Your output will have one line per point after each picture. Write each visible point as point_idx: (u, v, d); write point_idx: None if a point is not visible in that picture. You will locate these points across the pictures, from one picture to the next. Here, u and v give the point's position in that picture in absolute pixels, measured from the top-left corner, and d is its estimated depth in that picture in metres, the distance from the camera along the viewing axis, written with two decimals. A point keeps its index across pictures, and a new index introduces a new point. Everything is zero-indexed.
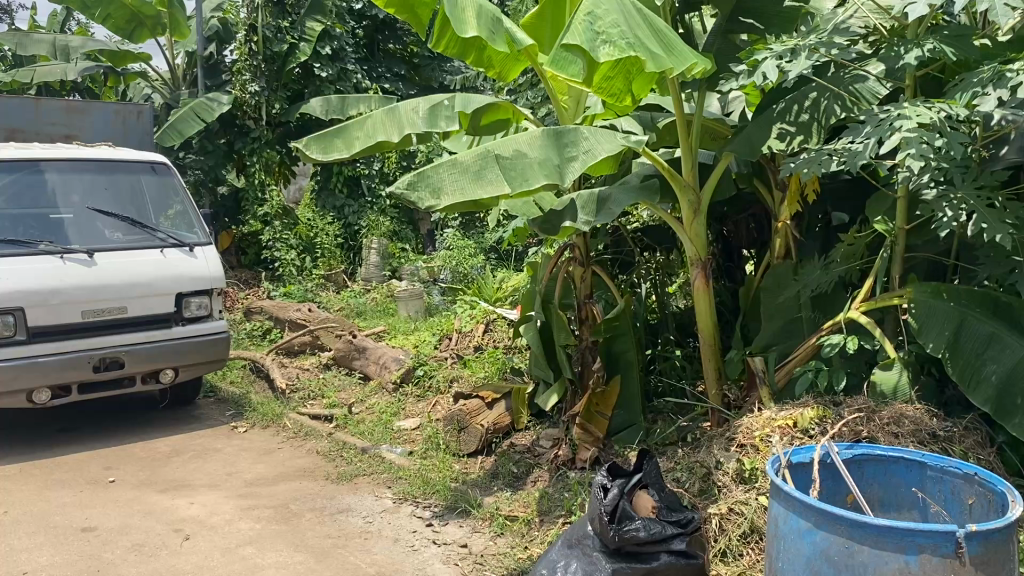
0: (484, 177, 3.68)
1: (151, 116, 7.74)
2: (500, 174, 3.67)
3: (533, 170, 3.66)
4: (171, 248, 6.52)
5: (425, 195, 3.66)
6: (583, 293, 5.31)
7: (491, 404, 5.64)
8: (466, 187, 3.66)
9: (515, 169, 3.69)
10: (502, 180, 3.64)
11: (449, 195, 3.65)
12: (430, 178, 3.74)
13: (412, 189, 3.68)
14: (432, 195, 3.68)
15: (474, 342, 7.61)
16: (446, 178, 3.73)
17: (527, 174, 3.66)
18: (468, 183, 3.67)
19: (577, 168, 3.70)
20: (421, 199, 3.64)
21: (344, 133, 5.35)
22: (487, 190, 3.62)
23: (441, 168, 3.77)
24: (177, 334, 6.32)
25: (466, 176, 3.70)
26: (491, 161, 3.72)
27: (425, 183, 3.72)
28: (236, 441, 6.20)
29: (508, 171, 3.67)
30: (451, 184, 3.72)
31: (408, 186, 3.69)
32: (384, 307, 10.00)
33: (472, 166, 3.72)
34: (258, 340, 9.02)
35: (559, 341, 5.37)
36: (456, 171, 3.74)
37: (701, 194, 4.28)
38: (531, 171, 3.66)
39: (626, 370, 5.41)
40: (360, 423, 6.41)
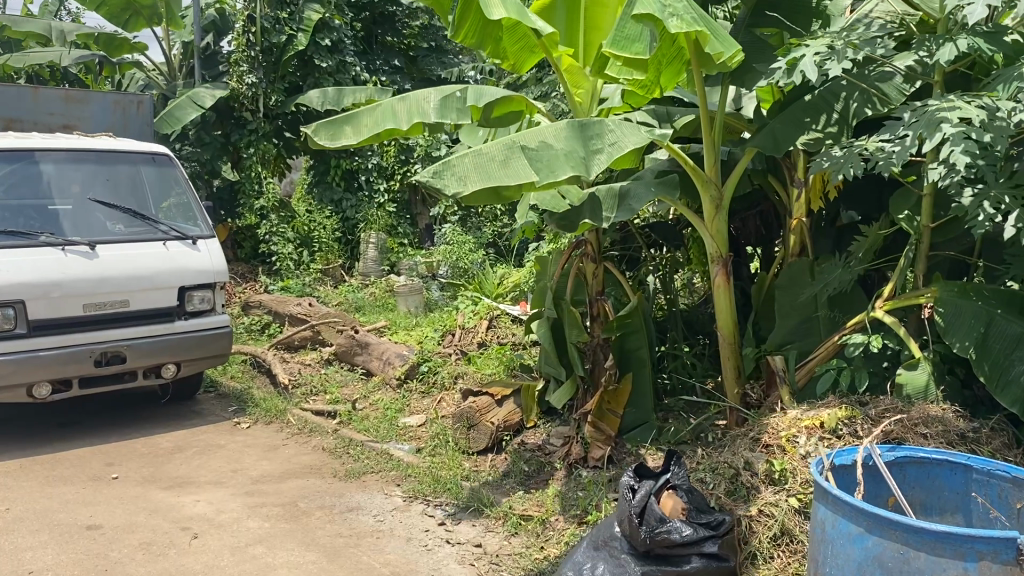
0: (510, 166, 3.67)
1: (150, 106, 7.61)
2: (526, 164, 3.66)
3: (560, 160, 3.66)
4: (174, 241, 6.41)
5: (451, 182, 3.64)
6: (595, 289, 5.23)
7: (500, 402, 5.58)
8: (492, 173, 3.66)
9: (541, 159, 3.68)
10: (529, 169, 3.63)
11: (475, 182, 3.63)
12: (455, 166, 3.72)
13: (438, 177, 3.65)
14: (458, 183, 3.66)
15: (478, 338, 7.53)
16: (471, 166, 3.71)
17: (554, 164, 3.65)
18: (494, 171, 3.66)
19: (604, 160, 3.71)
20: (447, 185, 3.62)
21: (354, 121, 5.31)
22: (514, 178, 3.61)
23: (466, 157, 3.76)
24: (180, 329, 6.21)
25: (492, 164, 3.69)
26: (517, 151, 3.72)
27: (451, 170, 3.69)
28: (240, 437, 6.10)
29: (534, 160, 3.67)
30: (476, 173, 3.69)
31: (434, 173, 3.67)
32: (383, 302, 9.92)
33: (498, 155, 3.72)
34: (257, 334, 8.93)
35: (572, 339, 5.30)
36: (482, 159, 3.73)
37: (723, 189, 4.23)
38: (558, 161, 3.66)
39: (638, 368, 5.35)
40: (365, 420, 6.33)
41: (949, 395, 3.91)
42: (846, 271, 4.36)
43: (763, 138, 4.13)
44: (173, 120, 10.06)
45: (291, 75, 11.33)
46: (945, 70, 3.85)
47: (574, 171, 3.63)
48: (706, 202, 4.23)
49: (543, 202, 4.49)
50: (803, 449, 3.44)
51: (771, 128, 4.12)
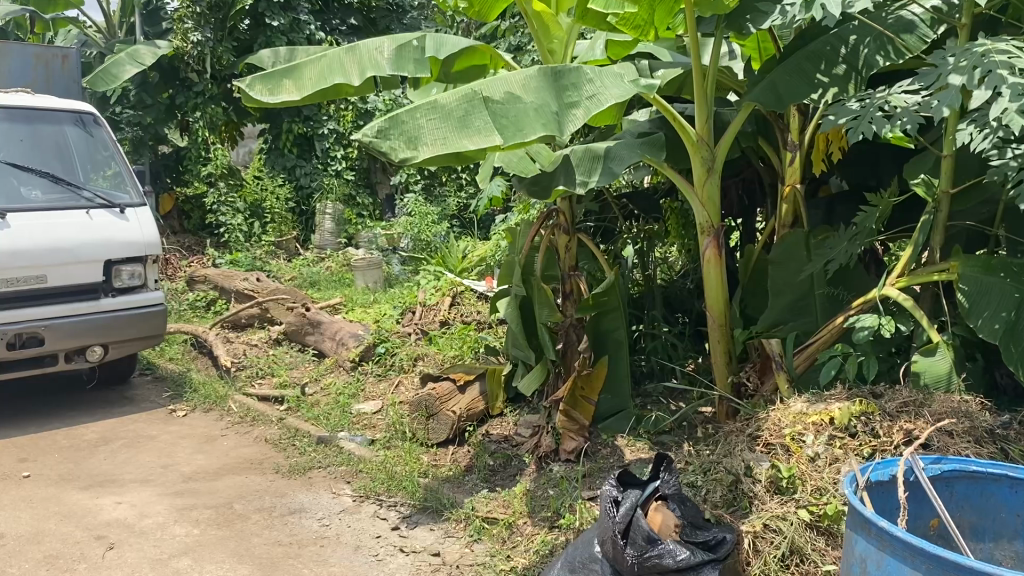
0: (471, 126, 3.04)
1: (77, 62, 6.92)
2: (490, 122, 3.05)
3: (531, 117, 3.05)
4: (99, 208, 5.75)
5: (398, 145, 2.98)
6: (569, 265, 4.74)
7: (463, 388, 5.03)
8: (449, 136, 3.02)
9: (506, 116, 3.07)
10: (494, 129, 3.01)
11: (429, 145, 2.99)
12: (402, 125, 3.06)
13: (382, 138, 2.99)
14: (407, 145, 3.01)
15: (440, 317, 6.98)
16: (423, 125, 3.06)
17: (524, 122, 3.05)
18: (451, 132, 3.03)
19: (582, 116, 3.11)
20: (394, 150, 2.96)
21: (295, 74, 4.69)
22: (477, 140, 2.98)
23: (416, 112, 3.09)
24: (105, 308, 5.58)
25: (448, 123, 3.06)
26: (478, 106, 3.10)
27: (397, 130, 3.03)
28: (174, 426, 5.51)
29: (500, 118, 3.05)
30: (429, 132, 3.06)
31: (376, 134, 3.00)
32: (339, 278, 9.35)
33: (455, 110, 3.08)
34: (202, 312, 8.35)
35: (542, 319, 4.82)
36: (436, 116, 3.08)
37: (716, 151, 3.71)
38: (528, 118, 3.05)
39: (615, 350, 4.85)
40: (314, 407, 5.80)
41: (969, 383, 3.45)
42: (850, 243, 3.87)
43: (759, 92, 3.63)
44: (110, 77, 9.36)
45: (240, 33, 10.60)
46: (973, 11, 3.36)
47: (549, 129, 3.03)
48: (697, 165, 3.71)
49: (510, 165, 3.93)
50: (811, 451, 2.99)
51: (773, 79, 3.61)
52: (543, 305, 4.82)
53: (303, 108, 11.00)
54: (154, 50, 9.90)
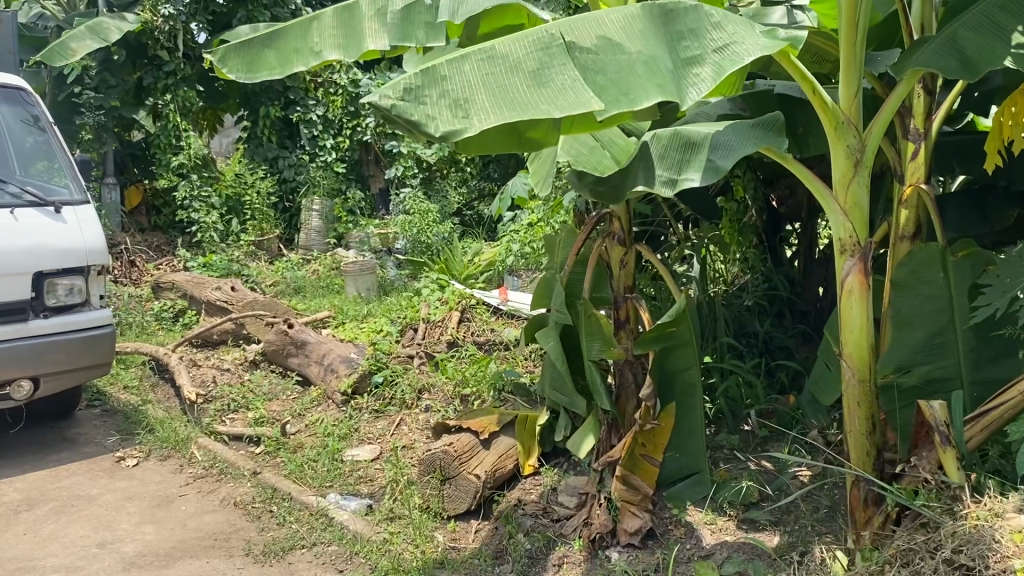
0: (551, 84, 2.34)
1: (11, 27, 5.74)
2: (578, 81, 2.35)
3: (633, 76, 2.35)
4: (24, 206, 4.57)
5: (442, 109, 2.28)
6: (626, 287, 3.71)
7: (486, 443, 3.92)
8: (518, 95, 2.32)
9: (602, 74, 2.38)
10: (584, 90, 2.31)
11: (487, 110, 2.28)
12: (448, 79, 2.36)
13: (418, 96, 2.31)
14: (455, 110, 2.29)
15: (446, 337, 5.87)
16: (479, 80, 2.37)
17: (624, 82, 2.35)
18: (521, 92, 2.33)
19: (707, 76, 2.38)
20: (434, 115, 2.25)
21: (278, 42, 3.48)
22: (555, 105, 2.26)
23: (469, 62, 2.40)
24: (35, 332, 4.44)
25: (518, 78, 2.37)
26: (562, 58, 2.41)
27: (441, 86, 2.34)
28: (121, 483, 4.38)
29: (591, 78, 2.37)
30: (489, 93, 2.34)
31: (411, 92, 2.31)
32: (327, 284, 8.33)
33: (528, 62, 2.40)
34: (168, 324, 7.29)
35: (592, 354, 3.70)
36: (499, 70, 2.40)
37: (866, 138, 2.67)
38: (629, 78, 2.35)
39: (685, 396, 3.74)
40: (298, 453, 4.76)
41: None
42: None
43: (932, 48, 2.63)
44: (66, 52, 8.19)
45: (217, 6, 9.49)
46: None
47: (661, 93, 2.31)
48: (840, 157, 2.66)
49: (576, 164, 2.99)
50: None
51: (951, 37, 2.63)
52: (593, 339, 3.69)
53: (288, 92, 9.97)
54: (117, 24, 8.70)
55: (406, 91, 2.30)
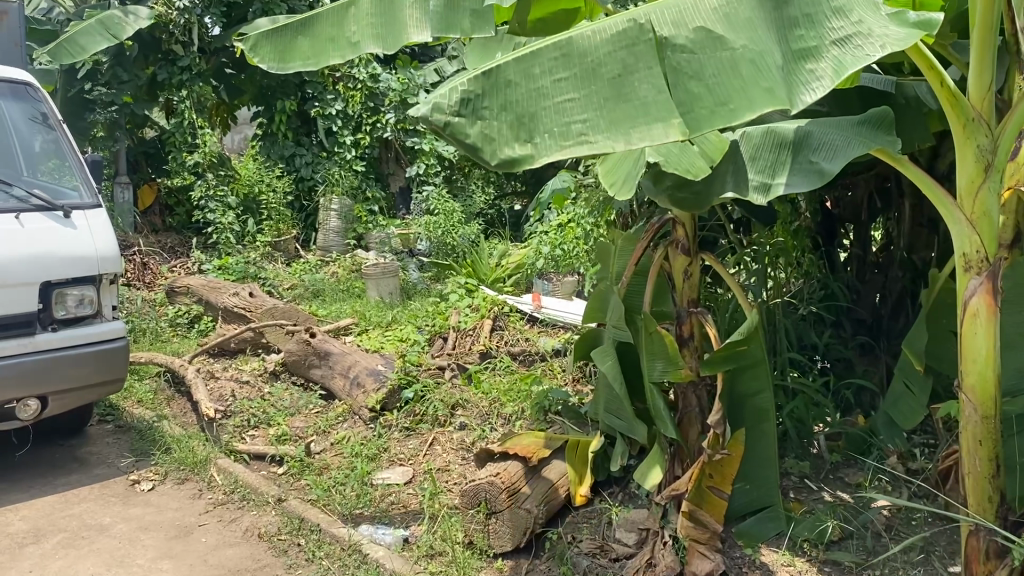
0: (632, 97, 2.14)
1: (19, 19, 5.40)
2: (663, 91, 2.14)
3: (728, 88, 2.12)
4: (31, 211, 4.23)
5: (503, 130, 2.15)
6: (691, 302, 3.37)
7: (535, 471, 3.56)
8: (596, 109, 2.14)
9: (698, 79, 2.15)
10: (668, 106, 2.11)
11: (553, 133, 2.12)
12: (511, 89, 2.21)
13: (474, 113, 2.17)
14: (517, 130, 2.15)
15: (479, 347, 5.53)
16: (549, 88, 2.20)
17: (720, 90, 2.13)
18: (597, 107, 2.14)
19: (828, 73, 2.14)
20: (492, 141, 2.13)
21: (313, 27, 3.19)
22: (633, 132, 2.08)
23: (541, 65, 2.23)
24: (43, 347, 4.12)
25: (597, 85, 2.17)
26: (649, 61, 2.17)
27: (504, 96, 2.20)
28: (135, 510, 4.05)
29: (682, 85, 2.15)
30: (558, 107, 2.17)
31: (467, 105, 2.18)
32: (348, 288, 8.02)
33: (607, 65, 2.20)
34: (184, 331, 6.99)
35: (652, 375, 3.35)
36: (575, 74, 2.20)
37: (1000, 136, 2.49)
38: (726, 86, 2.12)
39: (755, 422, 3.39)
40: (325, 475, 4.44)
41: None
42: None
43: None
44: (78, 48, 7.84)
45: None
46: None
47: (765, 103, 2.08)
48: (968, 161, 2.50)
49: (665, 167, 2.61)
50: None
51: None
52: (656, 357, 3.33)
53: (305, 87, 9.65)
54: (130, 22, 8.38)
55: (463, 101, 2.18)
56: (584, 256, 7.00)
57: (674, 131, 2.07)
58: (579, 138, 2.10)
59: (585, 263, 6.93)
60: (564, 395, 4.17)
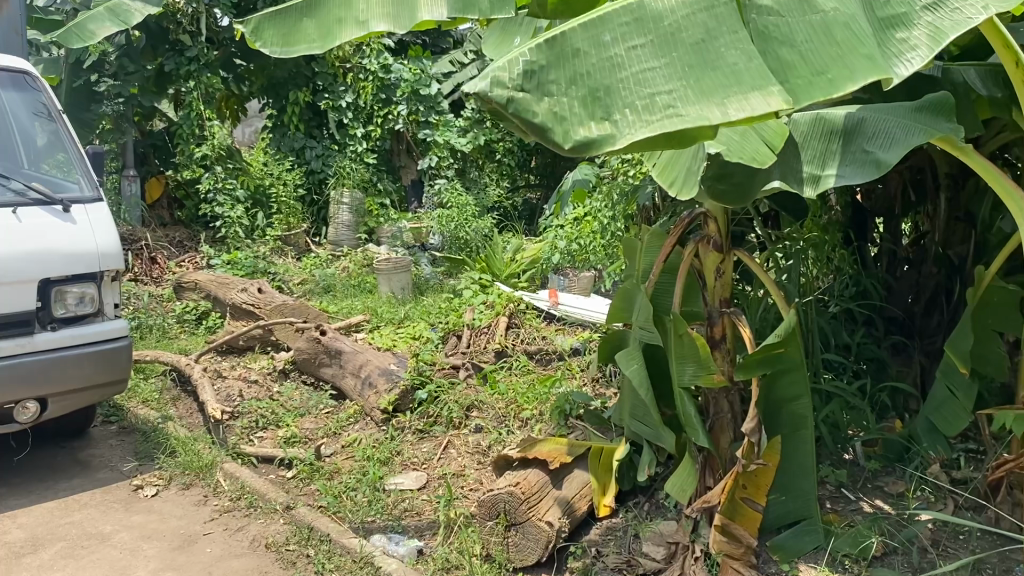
0: (718, 65, 2.12)
1: (19, 7, 5.22)
2: (752, 59, 2.11)
3: (822, 55, 2.11)
4: (27, 205, 4.05)
5: (574, 106, 2.07)
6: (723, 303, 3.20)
7: (558, 481, 3.37)
8: (682, 78, 2.10)
9: (790, 46, 2.14)
10: (761, 75, 2.08)
11: (634, 107, 2.06)
12: (582, 60, 2.14)
13: (539, 90, 2.09)
14: (592, 104, 2.08)
15: (494, 346, 5.33)
16: (623, 57, 2.15)
17: (816, 58, 2.11)
18: (681, 76, 2.10)
19: (923, 43, 2.18)
20: (566, 120, 2.04)
21: (320, 10, 3.00)
22: (728, 102, 2.03)
23: (610, 32, 2.17)
24: (42, 348, 3.94)
25: (680, 54, 2.14)
26: (732, 25, 2.17)
27: (574, 68, 2.13)
28: (138, 518, 3.88)
29: (774, 52, 2.13)
30: (637, 78, 2.11)
31: (531, 78, 2.10)
32: (359, 283, 7.84)
33: (688, 32, 2.17)
34: (191, 328, 6.83)
35: (681, 382, 3.16)
36: (651, 40, 2.17)
37: None
38: (823, 52, 2.11)
39: (791, 430, 3.21)
40: (336, 479, 4.26)
41: None
42: None
43: None
44: (87, 34, 7.67)
45: None
46: None
47: (865, 70, 2.06)
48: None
49: (730, 155, 2.53)
50: None
51: None
52: (685, 360, 3.12)
53: (316, 77, 9.46)
54: (138, 6, 8.18)
55: (524, 74, 2.09)
56: (601, 251, 6.80)
57: (775, 98, 2.02)
58: (668, 111, 2.04)
59: (602, 257, 6.73)
60: (585, 397, 3.97)
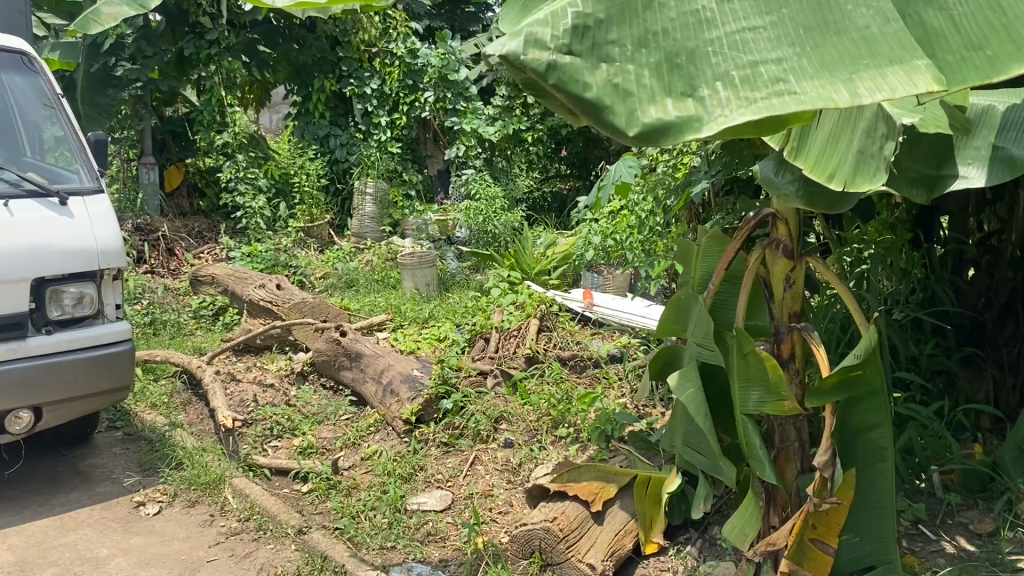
0: (842, 28, 1.70)
1: None
2: (889, 24, 1.70)
3: (981, 23, 1.75)
4: (20, 197, 3.74)
5: (642, 74, 1.64)
6: (792, 316, 2.84)
7: (599, 516, 3.02)
8: (798, 44, 1.67)
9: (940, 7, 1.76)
10: (905, 45, 1.67)
11: (728, 79, 1.62)
12: (657, 12, 1.71)
13: (597, 51, 1.65)
14: (672, 72, 1.65)
15: (525, 350, 4.95)
16: (713, 11, 1.72)
17: (973, 29, 1.74)
18: (799, 42, 1.67)
19: None
20: (629, 90, 1.61)
21: None
22: (858, 80, 1.60)
23: None
24: (36, 353, 3.62)
25: (796, 12, 1.71)
26: None
27: (643, 27, 1.70)
28: (136, 540, 3.55)
29: (918, 15, 1.74)
30: (734, 40, 1.68)
31: (583, 36, 1.65)
32: (383, 279, 7.52)
33: None
34: (207, 324, 6.54)
35: (746, 408, 2.79)
36: None
37: None
38: (983, 24, 1.74)
39: (867, 463, 2.81)
40: (355, 497, 3.91)
41: None
42: None
43: None
44: (101, 18, 7.36)
45: None
46: None
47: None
48: None
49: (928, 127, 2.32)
50: None
51: None
52: (750, 384, 2.76)
53: (340, 63, 9.12)
54: None
55: (574, 27, 1.65)
56: (638, 248, 6.42)
57: (923, 75, 1.61)
58: (776, 87, 1.60)
59: (639, 254, 6.34)
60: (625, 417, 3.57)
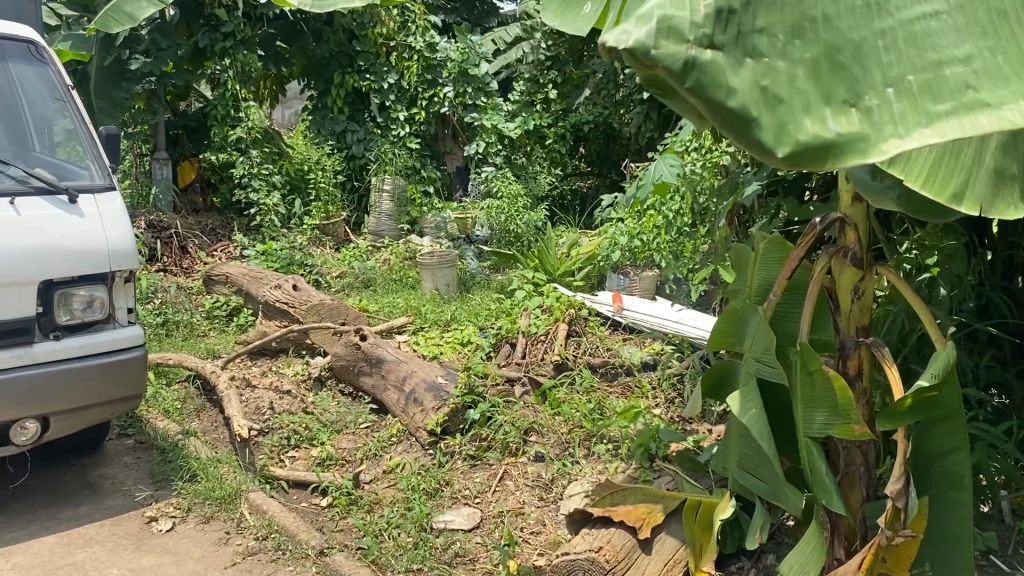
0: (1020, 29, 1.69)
1: None
2: None
3: None
4: (27, 194, 3.53)
5: (793, 73, 1.60)
6: (858, 331, 2.63)
7: (647, 543, 2.85)
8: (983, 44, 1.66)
9: None
10: None
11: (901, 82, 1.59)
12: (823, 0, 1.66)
13: (746, 46, 1.62)
14: (838, 71, 1.62)
15: (554, 357, 4.73)
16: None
17: None
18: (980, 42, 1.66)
19: None
20: (784, 97, 1.58)
21: None
22: None
23: None
24: (44, 360, 3.41)
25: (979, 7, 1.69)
26: None
27: (799, 12, 1.65)
28: (147, 560, 3.34)
29: None
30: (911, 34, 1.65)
31: (731, 27, 1.62)
32: (401, 279, 7.31)
33: None
34: (221, 325, 6.34)
35: (811, 432, 2.57)
36: None
37: None
38: None
39: (943, 491, 2.59)
40: (378, 514, 3.70)
41: None
42: None
43: None
44: (125, 18, 7.18)
45: None
46: None
47: None
48: None
49: None
50: None
51: None
52: (816, 406, 2.53)
53: (358, 57, 8.91)
54: None
55: (719, 14, 1.60)
56: (666, 250, 6.19)
57: None
58: (961, 97, 1.58)
59: (668, 256, 6.11)
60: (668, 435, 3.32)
